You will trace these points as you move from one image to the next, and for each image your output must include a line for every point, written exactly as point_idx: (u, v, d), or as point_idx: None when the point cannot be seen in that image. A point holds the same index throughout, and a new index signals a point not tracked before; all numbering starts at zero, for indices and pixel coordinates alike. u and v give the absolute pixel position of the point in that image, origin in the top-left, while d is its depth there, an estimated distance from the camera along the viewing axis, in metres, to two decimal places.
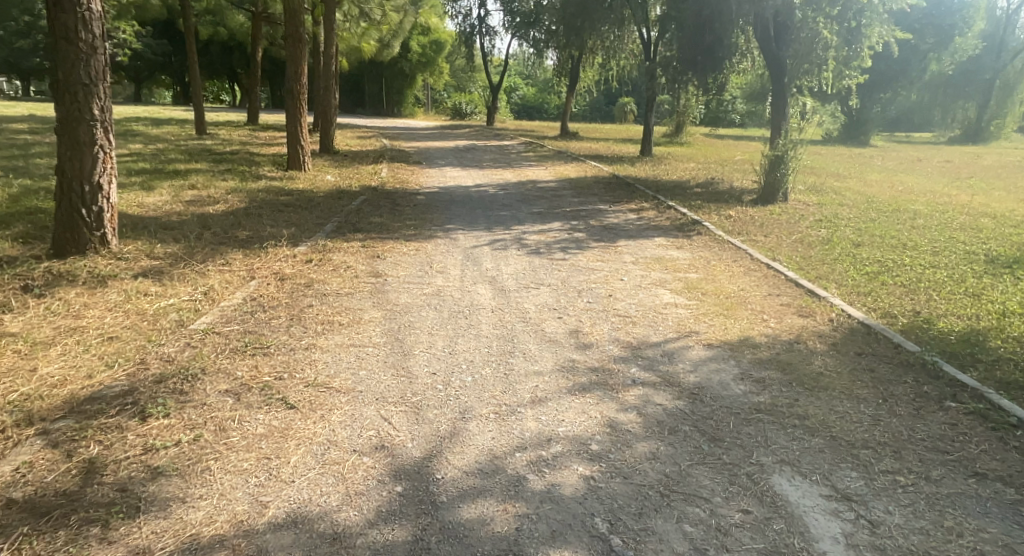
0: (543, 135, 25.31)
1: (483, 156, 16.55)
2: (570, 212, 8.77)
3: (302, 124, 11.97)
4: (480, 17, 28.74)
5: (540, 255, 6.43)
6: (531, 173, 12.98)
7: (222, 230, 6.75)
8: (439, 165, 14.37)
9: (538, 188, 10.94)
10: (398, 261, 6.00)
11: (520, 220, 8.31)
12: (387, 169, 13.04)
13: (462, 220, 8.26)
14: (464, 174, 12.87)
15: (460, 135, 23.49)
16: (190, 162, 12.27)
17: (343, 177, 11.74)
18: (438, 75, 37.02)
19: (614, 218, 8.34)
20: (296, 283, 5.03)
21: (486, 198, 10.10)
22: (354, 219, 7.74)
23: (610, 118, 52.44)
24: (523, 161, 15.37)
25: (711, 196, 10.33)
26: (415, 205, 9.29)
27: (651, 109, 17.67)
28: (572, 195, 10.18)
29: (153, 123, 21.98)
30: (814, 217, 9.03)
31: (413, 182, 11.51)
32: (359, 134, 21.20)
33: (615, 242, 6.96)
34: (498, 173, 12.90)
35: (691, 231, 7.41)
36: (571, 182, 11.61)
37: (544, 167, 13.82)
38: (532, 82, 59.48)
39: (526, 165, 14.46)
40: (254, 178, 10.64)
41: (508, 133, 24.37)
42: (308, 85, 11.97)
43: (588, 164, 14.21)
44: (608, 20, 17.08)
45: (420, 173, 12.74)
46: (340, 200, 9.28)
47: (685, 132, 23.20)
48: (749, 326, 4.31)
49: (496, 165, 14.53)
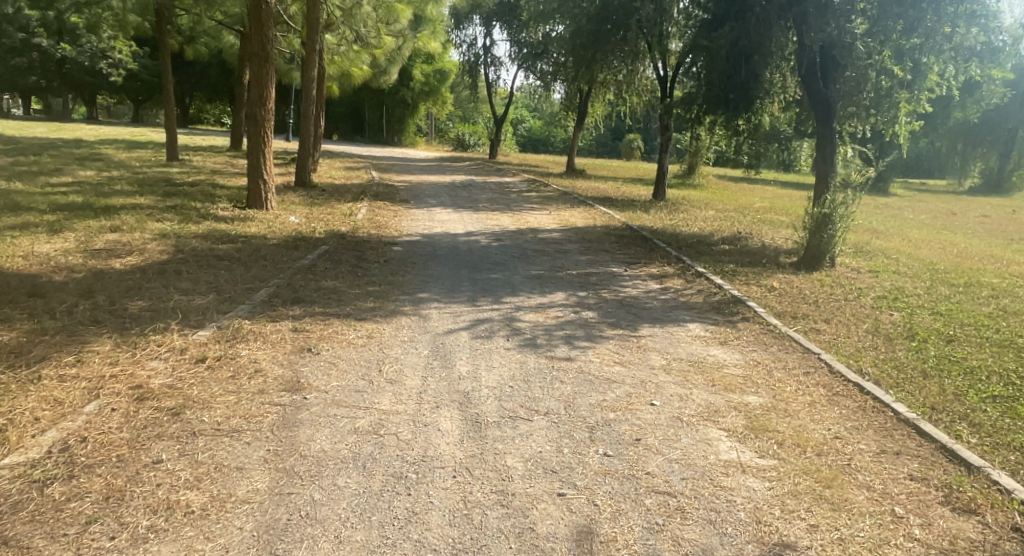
0: (546, 170, 23.79)
1: (479, 195, 14.96)
2: (576, 276, 7.13)
3: (266, 155, 10.39)
4: (485, 47, 27.54)
5: (534, 349, 4.73)
6: (531, 218, 11.37)
7: (108, 299, 5.09)
8: (427, 205, 12.77)
9: (539, 240, 9.32)
10: (334, 359, 4.28)
11: (514, 285, 6.65)
12: (366, 209, 11.40)
13: (441, 283, 6.60)
14: (454, 217, 11.26)
15: (458, 168, 21.97)
16: (136, 196, 10.67)
17: (310, 218, 10.10)
18: (440, 105, 35.80)
19: (632, 287, 6.67)
20: (156, 411, 3.33)
21: (476, 251, 8.46)
22: (298, 283, 6.08)
23: (616, 153, 51.38)
24: (523, 202, 13.77)
25: (741, 257, 8.68)
26: (387, 258, 7.64)
27: (667, 149, 16.17)
28: (578, 251, 8.56)
29: (126, 148, 20.56)
30: (875, 290, 7.33)
31: (392, 226, 9.87)
32: (348, 165, 19.72)
33: (635, 327, 5.29)
34: (492, 218, 11.27)
35: (733, 313, 5.73)
36: (576, 232, 10.01)
37: (546, 212, 12.21)
38: (538, 116, 58.62)
39: (527, 207, 12.87)
40: (201, 219, 9.02)
41: (509, 168, 22.84)
42: (274, 112, 10.45)
43: (596, 210, 12.63)
44: (622, 51, 15.74)
45: (404, 215, 11.12)
46: (294, 251, 7.63)
47: (698, 173, 21.74)
48: (876, 536, 2.56)
49: (493, 206, 12.92)
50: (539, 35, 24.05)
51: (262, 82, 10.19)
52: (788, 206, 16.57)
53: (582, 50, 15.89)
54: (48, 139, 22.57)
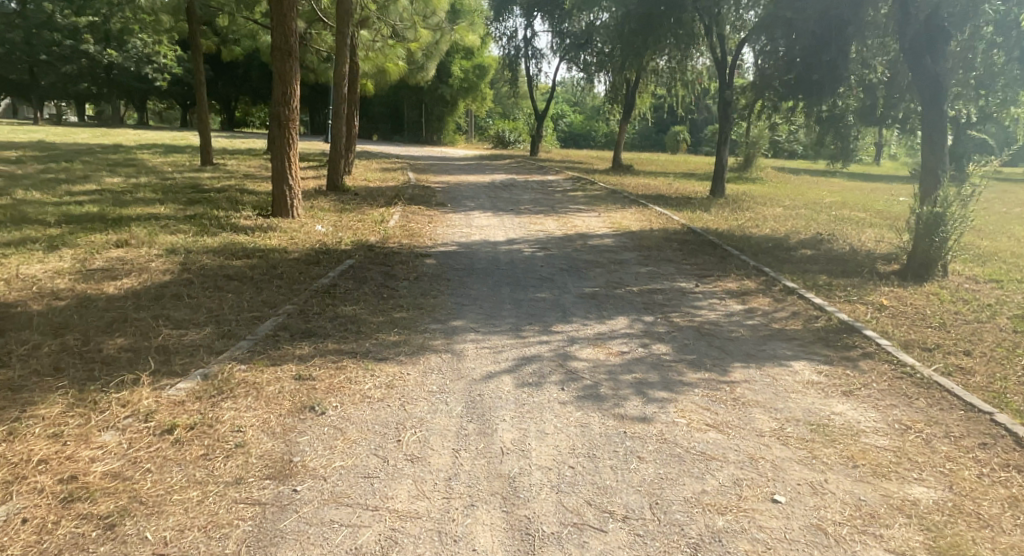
0: (592, 166, 22.62)
1: (521, 195, 13.95)
2: (639, 294, 6.06)
3: (291, 159, 9.54)
4: (526, 39, 26.45)
5: (599, 403, 3.69)
6: (579, 221, 10.32)
7: (80, 338, 4.24)
8: (466, 208, 11.83)
9: (591, 247, 8.26)
10: (341, 424, 3.30)
11: (566, 308, 5.61)
12: (399, 215, 10.50)
13: (480, 306, 5.61)
14: (495, 221, 10.28)
15: (499, 166, 20.97)
16: (156, 204, 9.98)
17: (337, 226, 9.23)
18: (481, 102, 34.90)
19: (707, 310, 5.57)
20: (83, 524, 2.40)
21: (520, 263, 7.45)
22: (311, 311, 5.14)
23: (661, 147, 49.83)
24: (569, 203, 12.70)
25: (827, 266, 7.46)
26: (419, 275, 6.67)
27: (726, 141, 14.86)
28: (636, 261, 7.47)
29: (162, 153, 20.18)
30: (1009, 305, 6.01)
31: (426, 234, 8.92)
32: (385, 166, 18.93)
33: (725, 369, 4.19)
34: (536, 221, 10.27)
35: (843, 346, 4.59)
36: (631, 238, 8.91)
37: (595, 214, 11.14)
38: (579, 110, 57.42)
39: (574, 209, 11.82)
40: (218, 229, 8.24)
41: (552, 165, 21.75)
42: (299, 110, 9.59)
43: (650, 210, 11.49)
44: (676, 36, 14.51)
45: (441, 221, 10.20)
46: (314, 268, 6.73)
47: (755, 166, 20.31)
48: None
49: (537, 209, 11.89)
50: (582, 24, 22.88)
51: (285, 79, 9.37)
52: (860, 200, 15.11)
53: (631, 36, 14.72)
54: (88, 146, 22.39)
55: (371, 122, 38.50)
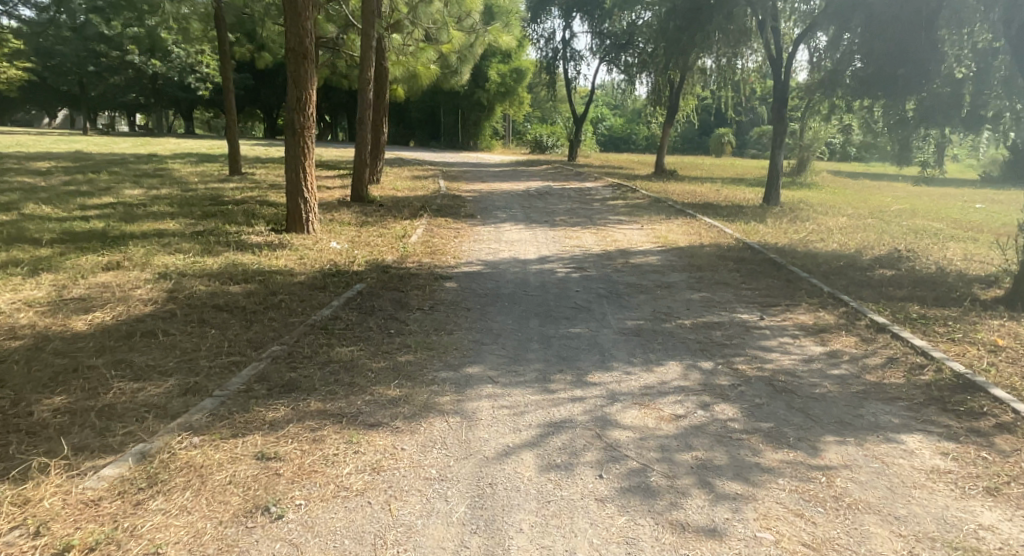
0: (634, 171, 21.63)
1: (557, 205, 13.08)
2: (692, 330, 5.14)
3: (306, 169, 8.84)
4: (565, 41, 25.56)
5: (649, 501, 2.78)
6: (619, 235, 9.41)
7: (11, 397, 3.48)
8: (498, 220, 11.01)
9: (634, 268, 7.34)
10: (299, 538, 2.46)
11: (606, 348, 4.72)
12: (424, 230, 9.72)
13: (505, 346, 4.76)
14: (527, 235, 9.43)
15: (536, 173, 20.16)
16: (167, 219, 9.38)
17: (352, 244, 8.49)
18: (519, 106, 34.13)
19: (776, 353, 4.62)
20: None
21: (553, 287, 6.58)
22: (301, 354, 4.34)
23: (704, 149, 48.44)
24: (609, 214, 11.78)
25: (913, 292, 6.41)
26: (438, 303, 5.86)
27: (781, 144, 13.70)
28: (687, 285, 6.53)
29: (193, 162, 19.86)
30: None
31: (451, 252, 8.12)
32: (417, 174, 18.29)
33: (814, 448, 3.26)
34: (572, 235, 9.41)
35: (963, 414, 3.60)
36: (679, 255, 7.97)
37: (637, 226, 10.19)
38: (619, 112, 56.29)
39: (615, 220, 10.89)
40: (224, 247, 7.56)
41: (592, 171, 20.84)
42: (315, 116, 8.87)
43: (698, 221, 10.48)
44: (725, 32, 13.41)
45: (469, 236, 9.39)
46: (317, 293, 5.95)
47: (809, 170, 19.06)
48: None
49: (574, 220, 11.01)
50: (623, 24, 21.88)
51: (300, 84, 8.64)
52: (930, 207, 13.84)
53: (676, 32, 13.66)
54: (121, 156, 22.25)
55: (407, 127, 38.02)
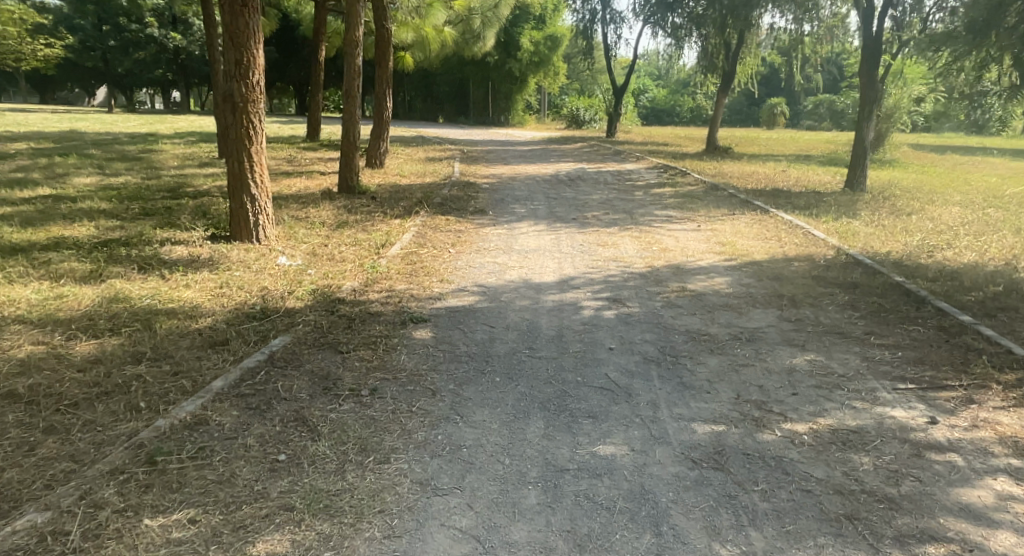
0: (683, 148, 19.24)
1: (591, 194, 10.85)
2: (816, 453, 2.89)
3: (252, 158, 6.77)
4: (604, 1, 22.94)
5: None
6: (668, 244, 7.15)
7: None
8: (514, 220, 8.84)
9: (694, 303, 5.08)
10: None
11: (662, 506, 2.53)
12: (413, 234, 7.56)
13: (478, 498, 2.59)
14: (546, 245, 7.22)
15: (570, 152, 17.82)
16: (90, 220, 7.46)
17: (310, 259, 6.42)
18: (554, 77, 31.62)
19: (1006, 538, 2.36)
20: None
21: (574, 339, 4.37)
22: (63, 540, 2.28)
23: (754, 121, 45.34)
24: (654, 207, 9.51)
25: None
26: (391, 378, 3.74)
27: (871, 117, 11.17)
28: (781, 337, 4.27)
29: (188, 144, 18.07)
30: None
31: (438, 274, 5.96)
32: (432, 155, 16.16)
33: None
34: (605, 246, 7.18)
35: None
36: (757, 278, 5.68)
37: (692, 228, 7.91)
38: (663, 84, 53.36)
39: (663, 217, 8.64)
40: (125, 270, 5.58)
41: (635, 148, 18.47)
42: (263, 86, 6.77)
43: (770, 219, 8.14)
44: None
45: (470, 246, 7.20)
46: (203, 359, 3.88)
47: (889, 145, 16.43)
48: None
49: (611, 218, 8.75)
50: None
51: (237, 42, 6.51)
52: None
53: None
54: (117, 136, 20.58)
55: (435, 102, 35.81)
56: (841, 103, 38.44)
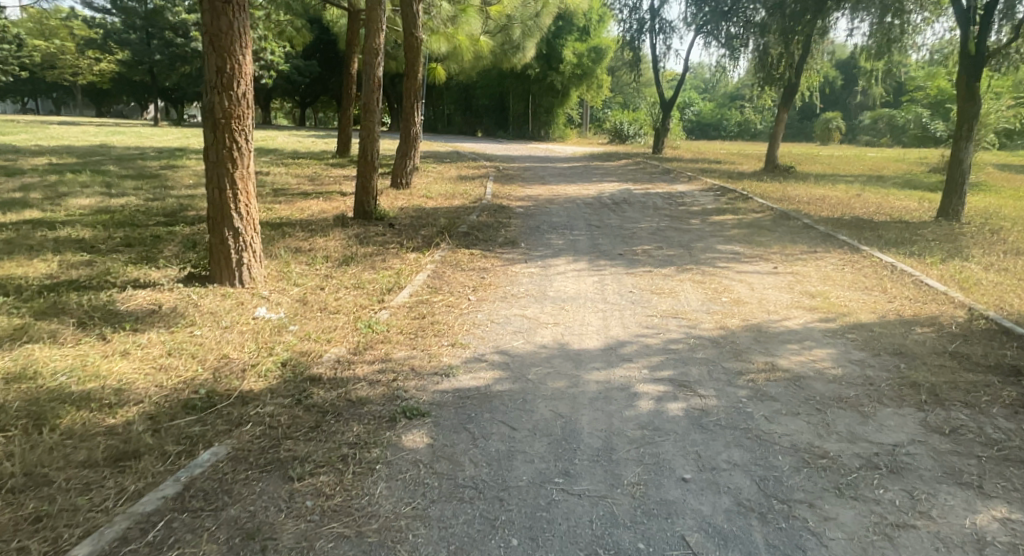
0: (737, 166, 17.78)
1: (639, 221, 9.55)
2: None
3: (234, 184, 5.62)
4: (653, 10, 21.56)
5: None
6: (738, 294, 5.81)
7: None
8: (549, 254, 7.60)
9: (792, 394, 3.74)
10: None
11: None
12: (427, 276, 6.36)
13: None
14: (588, 293, 5.94)
15: (615, 170, 16.52)
16: (55, 254, 6.41)
17: (297, 310, 5.24)
18: (598, 90, 30.30)
19: None
20: None
21: (632, 458, 3.06)
22: None
23: (805, 136, 43.37)
24: (715, 240, 8.15)
25: None
26: (355, 537, 2.48)
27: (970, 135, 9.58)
28: (941, 468, 2.93)
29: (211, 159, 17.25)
30: None
31: (450, 337, 4.72)
32: (466, 173, 15.05)
33: None
34: (661, 294, 5.86)
35: None
36: (869, 353, 4.31)
37: (765, 273, 6.53)
38: (709, 97, 51.66)
39: (728, 255, 7.29)
40: (59, 326, 4.45)
41: (685, 167, 17.09)
42: (249, 96, 5.64)
43: (861, 261, 6.71)
44: None
45: (494, 292, 5.96)
46: (89, 491, 2.68)
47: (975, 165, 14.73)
48: None
49: (665, 255, 7.42)
50: None
51: (219, 46, 5.42)
52: None
53: None
54: (142, 149, 19.89)
55: (474, 116, 34.82)
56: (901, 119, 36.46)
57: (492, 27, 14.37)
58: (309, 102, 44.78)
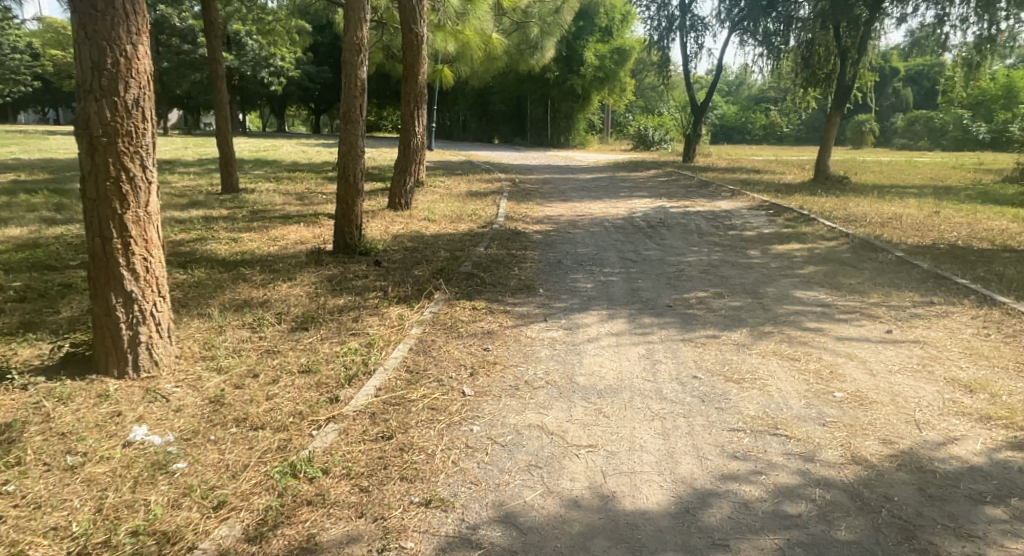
0: (781, 176, 15.94)
1: (685, 253, 7.79)
2: None
3: (126, 230, 3.82)
4: (684, 5, 19.77)
5: None
6: (852, 383, 4.04)
7: None
8: (576, 305, 5.86)
9: None
10: None
11: None
12: (409, 348, 4.62)
13: None
14: (635, 381, 4.18)
15: (646, 183, 14.75)
16: None
17: (200, 420, 3.45)
18: (621, 94, 28.56)
19: None
20: None
21: None
22: None
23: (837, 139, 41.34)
24: (788, 283, 6.39)
25: None
26: None
27: None
28: None
29: (198, 173, 15.66)
30: None
31: (425, 484, 2.95)
32: (476, 188, 13.34)
33: None
34: (742, 383, 4.09)
35: None
36: None
37: (878, 342, 4.76)
38: (731, 101, 49.78)
39: (816, 310, 5.52)
40: None
41: (723, 178, 15.29)
42: (146, 102, 3.85)
43: (1009, 322, 4.93)
44: None
45: (499, 381, 4.20)
46: None
47: None
48: None
49: (730, 307, 5.66)
50: None
51: (96, 29, 3.64)
52: None
53: None
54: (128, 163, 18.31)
55: (489, 122, 33.18)
56: (939, 121, 34.57)
57: (507, 26, 13.02)
58: (321, 109, 43.49)
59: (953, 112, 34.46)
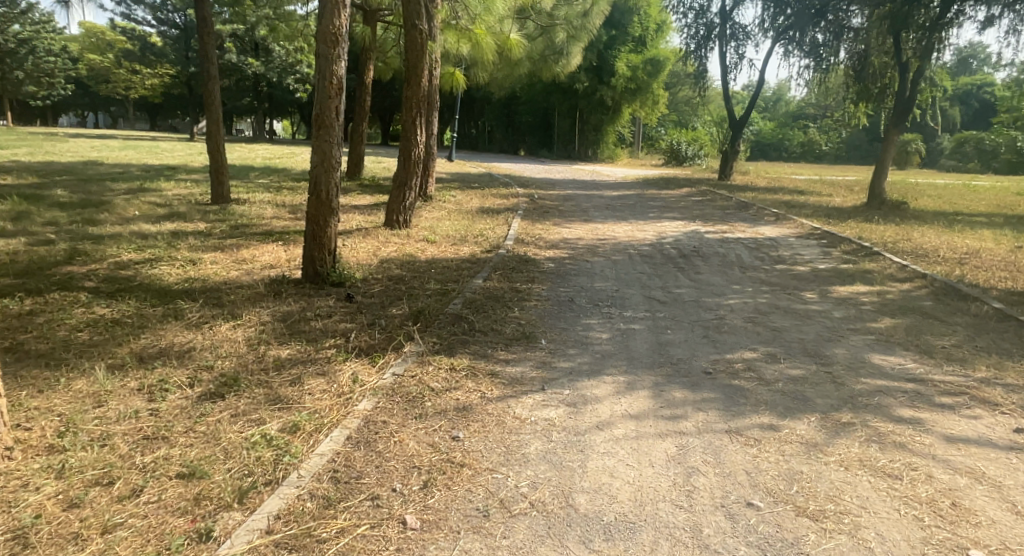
0: (828, 198, 14.47)
1: (725, 293, 6.43)
2: None
3: None
4: (724, 14, 18.42)
5: None
6: (991, 533, 2.69)
7: None
8: (586, 366, 4.54)
9: None
10: None
11: None
12: (347, 434, 3.33)
13: None
14: (661, 507, 2.86)
15: (678, 203, 13.38)
16: None
17: None
18: (654, 107, 27.21)
19: None
20: None
21: None
22: None
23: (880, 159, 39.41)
24: (862, 342, 5.00)
25: None
26: None
27: None
28: None
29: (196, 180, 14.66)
30: None
31: None
32: (489, 204, 12.11)
33: None
34: (821, 523, 2.75)
35: None
36: None
37: (1008, 450, 3.37)
38: (768, 118, 48.05)
39: (907, 388, 4.13)
40: None
41: (764, 199, 13.86)
42: None
43: None
44: None
45: (462, 498, 2.89)
46: None
47: None
48: None
49: (789, 379, 4.30)
50: None
51: None
52: None
53: None
54: (131, 168, 17.39)
55: (516, 134, 32.05)
56: (991, 142, 32.63)
57: (531, 29, 11.83)
58: None
59: (1007, 133, 32.50)
